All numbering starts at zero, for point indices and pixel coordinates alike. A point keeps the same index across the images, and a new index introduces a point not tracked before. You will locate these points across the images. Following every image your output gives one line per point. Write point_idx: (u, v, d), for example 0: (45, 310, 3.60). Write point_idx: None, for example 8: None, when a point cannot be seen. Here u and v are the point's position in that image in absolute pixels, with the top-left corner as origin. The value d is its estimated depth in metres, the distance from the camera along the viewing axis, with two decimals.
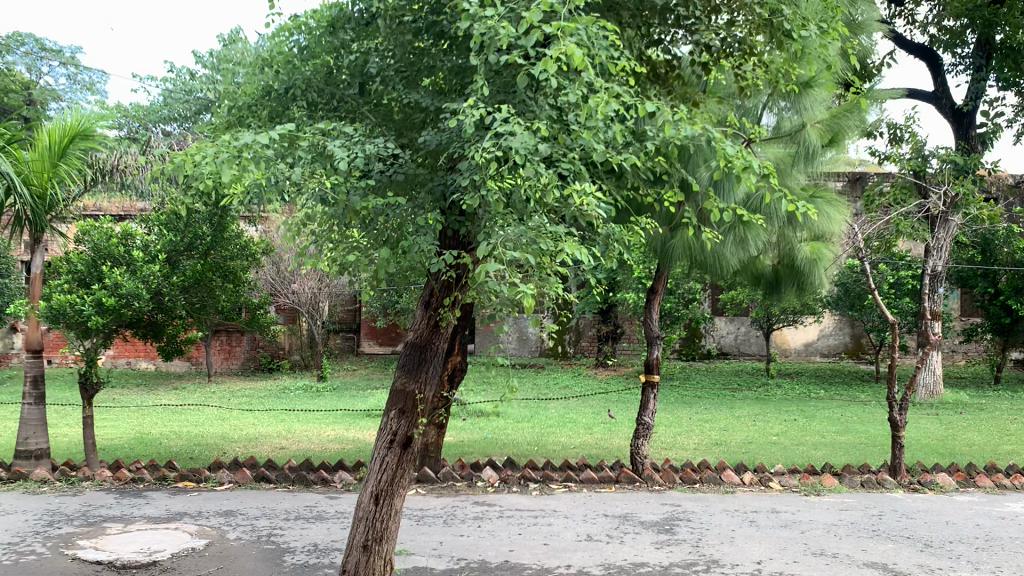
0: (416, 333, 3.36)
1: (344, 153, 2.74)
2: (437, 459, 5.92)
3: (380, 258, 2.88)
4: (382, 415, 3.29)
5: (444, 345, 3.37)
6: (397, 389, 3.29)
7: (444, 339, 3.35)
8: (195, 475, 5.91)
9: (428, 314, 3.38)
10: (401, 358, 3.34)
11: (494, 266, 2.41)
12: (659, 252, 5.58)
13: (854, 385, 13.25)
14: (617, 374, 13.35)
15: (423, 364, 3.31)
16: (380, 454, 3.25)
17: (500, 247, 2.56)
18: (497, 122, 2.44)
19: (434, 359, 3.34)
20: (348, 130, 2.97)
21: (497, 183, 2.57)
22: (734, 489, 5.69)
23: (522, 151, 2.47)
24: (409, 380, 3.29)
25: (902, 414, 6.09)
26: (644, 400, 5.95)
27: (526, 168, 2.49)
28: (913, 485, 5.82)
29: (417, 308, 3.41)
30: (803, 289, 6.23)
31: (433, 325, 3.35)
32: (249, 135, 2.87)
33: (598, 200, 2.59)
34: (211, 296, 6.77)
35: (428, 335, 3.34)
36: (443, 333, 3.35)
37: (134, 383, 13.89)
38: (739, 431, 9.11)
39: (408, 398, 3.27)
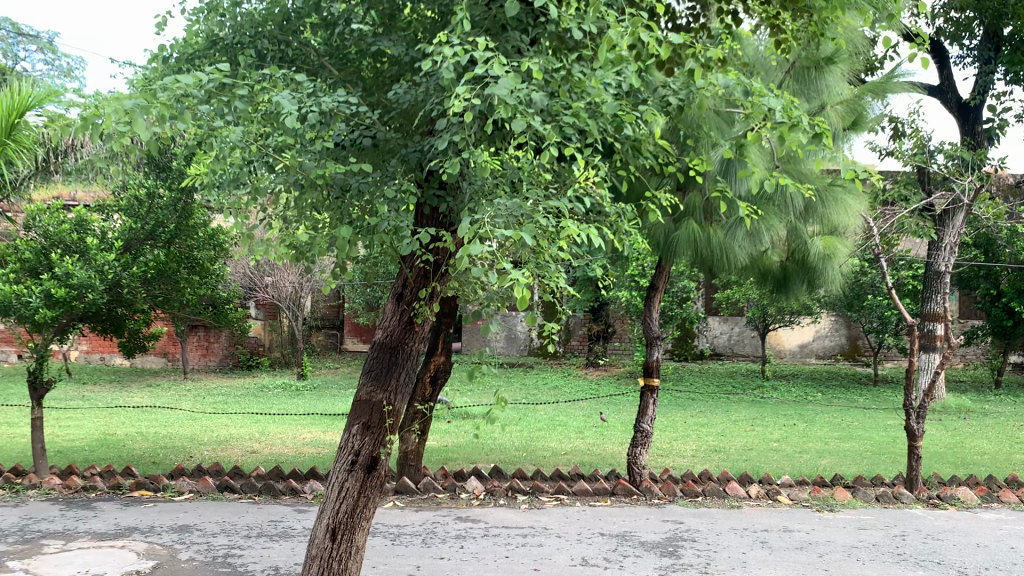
0: (386, 332, 2.88)
1: (293, 106, 2.27)
2: (417, 468, 5.43)
3: (341, 239, 2.42)
4: (344, 430, 2.82)
5: (420, 346, 2.90)
6: (361, 399, 2.81)
7: (419, 340, 2.88)
8: (152, 484, 5.40)
9: (401, 310, 2.89)
10: (368, 362, 2.87)
11: (478, 247, 1.93)
12: (661, 244, 5.10)
13: (852, 388, 12.83)
14: (608, 375, 12.91)
15: (394, 368, 2.84)
16: (340, 479, 2.78)
17: (485, 226, 2.08)
18: (480, 62, 1.97)
19: (408, 363, 2.87)
20: (300, 80, 2.50)
21: (482, 140, 2.10)
22: (741, 503, 5.24)
23: (512, 101, 1.99)
24: (376, 389, 2.81)
25: (920, 422, 5.65)
26: (642, 405, 5.49)
27: (516, 123, 2.01)
28: (932, 500, 5.37)
29: (388, 303, 2.93)
30: (815, 286, 5.76)
31: (407, 322, 2.87)
32: (178, 81, 2.40)
33: (602, 158, 2.13)
34: (177, 289, 6.26)
35: (400, 334, 2.87)
36: (418, 332, 2.88)
37: (107, 380, 13.36)
38: (737, 436, 8.68)
39: (375, 410, 2.80)
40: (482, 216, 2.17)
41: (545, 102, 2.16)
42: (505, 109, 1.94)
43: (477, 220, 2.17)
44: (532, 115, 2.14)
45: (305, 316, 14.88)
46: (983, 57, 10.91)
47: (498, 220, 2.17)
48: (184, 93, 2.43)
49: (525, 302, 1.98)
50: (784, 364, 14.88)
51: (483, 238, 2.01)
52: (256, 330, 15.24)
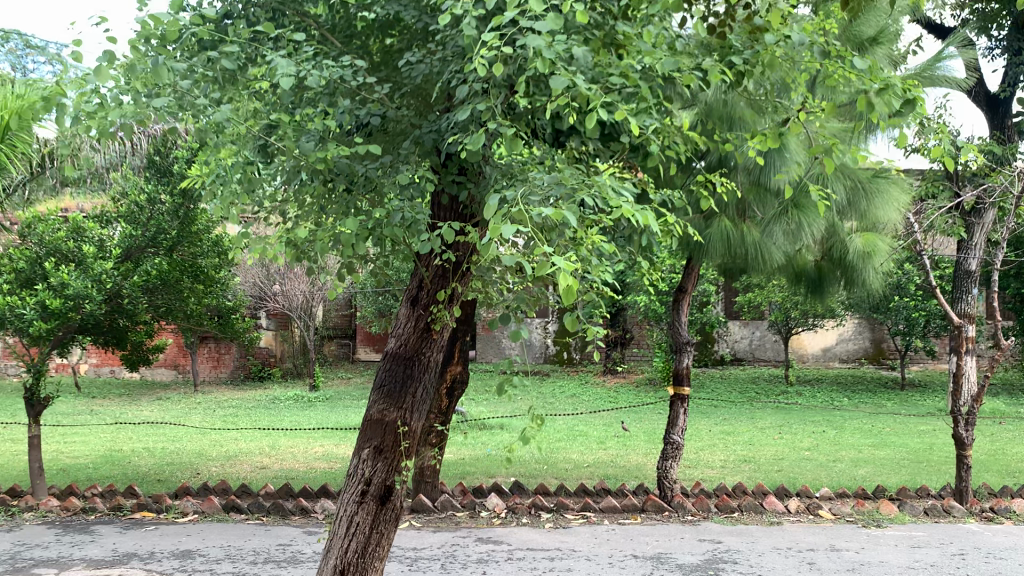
0: (399, 340, 2.58)
1: (291, 69, 2.02)
2: (434, 484, 5.12)
3: (348, 229, 2.16)
4: (352, 455, 2.54)
5: (438, 357, 2.60)
6: (373, 419, 2.53)
7: (437, 349, 2.58)
8: (155, 504, 5.12)
9: (416, 316, 2.59)
10: (379, 375, 2.57)
11: (511, 226, 1.64)
12: (691, 245, 4.78)
13: (879, 393, 12.44)
14: (627, 382, 12.58)
15: (409, 384, 2.54)
16: (349, 511, 2.50)
17: (519, 206, 1.80)
18: (511, 7, 1.70)
19: (425, 376, 2.58)
20: (300, 44, 2.24)
21: (515, 103, 1.84)
22: (780, 519, 4.90)
23: (549, 55, 1.74)
24: (389, 407, 2.53)
25: (968, 430, 5.29)
26: (672, 416, 5.17)
27: (554, 81, 1.77)
28: (985, 514, 5.01)
29: (402, 308, 2.62)
30: (852, 286, 5.42)
31: (425, 329, 2.57)
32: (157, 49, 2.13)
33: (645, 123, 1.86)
34: (181, 298, 5.98)
35: (416, 343, 2.56)
36: (436, 341, 2.58)
37: (115, 394, 13.13)
38: (766, 445, 8.35)
39: (389, 432, 2.51)
40: (514, 198, 1.92)
41: (586, 62, 1.93)
42: (543, 63, 1.70)
43: (509, 200, 1.90)
44: (571, 76, 1.88)
45: (316, 326, 14.62)
46: (1013, 48, 10.37)
47: (529, 199, 1.93)
48: (163, 61, 2.16)
49: (573, 287, 1.65)
50: (807, 368, 14.51)
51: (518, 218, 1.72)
52: (267, 341, 15.00)
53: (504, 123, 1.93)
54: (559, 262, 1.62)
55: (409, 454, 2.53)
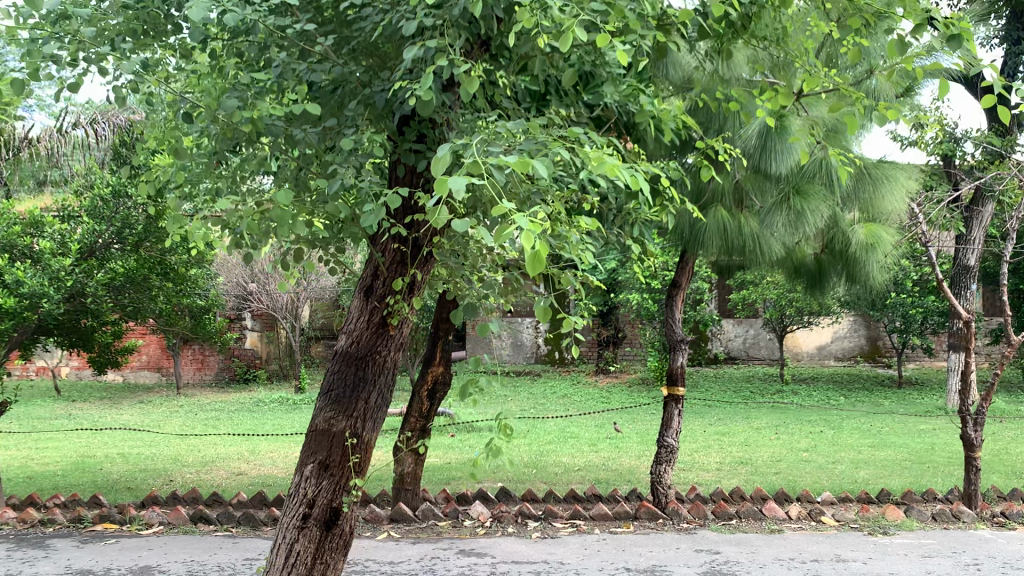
0: (353, 339, 2.48)
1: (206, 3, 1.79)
2: (415, 492, 4.84)
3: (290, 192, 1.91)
4: (295, 472, 2.44)
5: (394, 356, 2.50)
6: (319, 429, 2.42)
7: (393, 347, 2.48)
8: (117, 515, 4.81)
9: (370, 309, 2.50)
10: (330, 377, 2.47)
11: (466, 183, 1.35)
12: (686, 237, 4.48)
13: (876, 391, 12.20)
14: (619, 382, 12.33)
15: (361, 387, 2.44)
16: (290, 538, 2.38)
17: (483, 161, 1.58)
18: None
19: (379, 377, 2.47)
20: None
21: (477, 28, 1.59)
22: (781, 526, 4.63)
23: None
24: (336, 417, 2.43)
25: (977, 431, 5.00)
26: (665, 417, 4.90)
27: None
28: (996, 519, 4.75)
29: (355, 300, 2.52)
30: (853, 281, 5.15)
31: (380, 324, 2.48)
32: None
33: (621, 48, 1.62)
34: (150, 295, 5.68)
35: (370, 341, 2.47)
36: (392, 339, 2.48)
37: (97, 397, 12.84)
38: (762, 446, 8.08)
39: (336, 441, 2.41)
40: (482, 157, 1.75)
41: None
42: None
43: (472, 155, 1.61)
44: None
45: (302, 327, 14.31)
46: (1012, 37, 10.03)
47: (494, 151, 1.73)
48: None
49: (545, 257, 1.37)
50: (802, 366, 14.28)
51: (481, 169, 1.48)
52: (252, 342, 14.69)
53: (470, 65, 1.75)
54: (525, 222, 1.35)
55: (357, 467, 2.42)
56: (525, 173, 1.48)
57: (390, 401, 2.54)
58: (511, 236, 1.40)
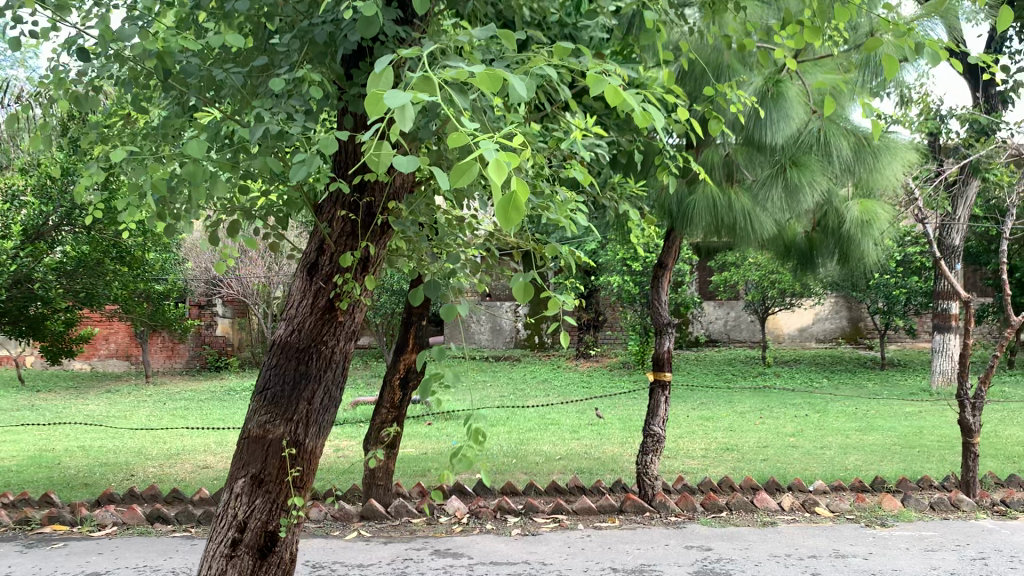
0: (295, 327, 2.30)
1: None
2: (387, 488, 4.55)
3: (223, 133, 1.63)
4: (226, 489, 2.27)
5: (340, 345, 2.33)
6: (254, 435, 2.24)
7: (339, 336, 2.31)
8: (68, 515, 4.49)
9: (314, 291, 2.31)
10: (268, 372, 2.29)
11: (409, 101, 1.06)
12: (674, 214, 4.22)
13: (859, 373, 12.05)
14: (600, 367, 12.11)
15: (303, 385, 2.27)
16: (219, 565, 2.21)
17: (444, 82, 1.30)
18: None
19: (325, 371, 2.30)
20: None
21: None
22: (774, 518, 4.40)
23: None
24: (271, 422, 2.26)
25: (976, 415, 4.76)
26: (651, 405, 4.65)
27: None
28: (996, 507, 4.54)
29: (298, 280, 2.34)
30: (846, 261, 4.91)
31: (326, 310, 2.30)
32: None
33: None
34: (103, 281, 5.33)
35: (313, 329, 2.29)
36: (339, 327, 2.31)
37: (63, 386, 12.45)
38: (747, 431, 7.88)
39: (273, 448, 2.24)
40: (444, 93, 1.47)
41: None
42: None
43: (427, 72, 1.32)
44: None
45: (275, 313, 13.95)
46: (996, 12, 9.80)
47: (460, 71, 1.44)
48: None
49: (526, 201, 1.04)
50: (783, 349, 14.13)
51: (435, 86, 1.17)
52: (224, 329, 14.34)
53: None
54: (492, 152, 1.04)
55: (296, 480, 2.27)
56: (496, 92, 1.18)
57: (338, 398, 2.38)
58: (475, 174, 1.07)
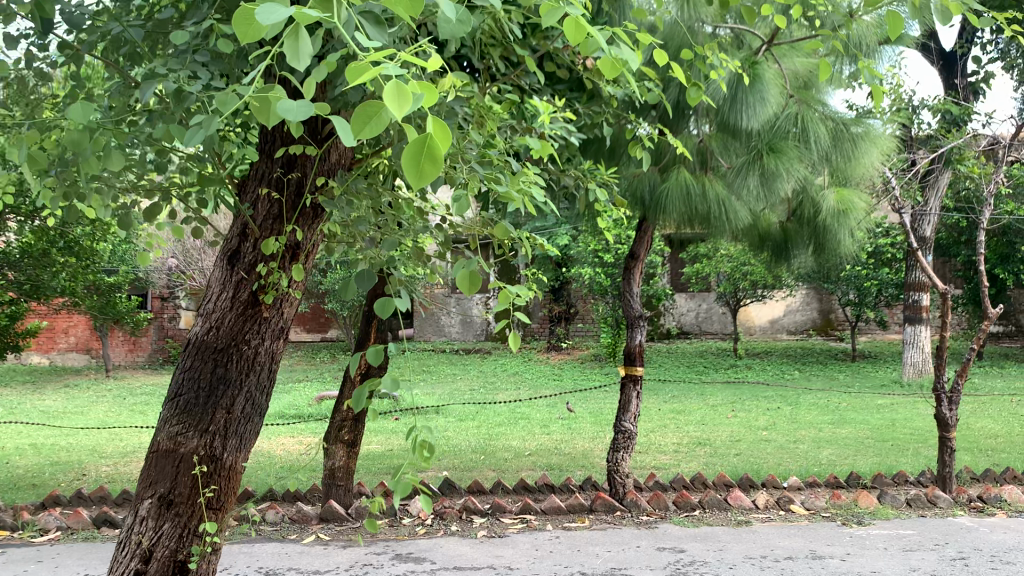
0: (212, 325, 2.13)
1: None
2: (348, 489, 4.35)
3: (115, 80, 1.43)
4: (132, 508, 2.09)
5: (261, 347, 2.15)
6: (163, 448, 2.07)
7: (260, 336, 2.14)
8: (9, 520, 4.24)
9: (234, 285, 2.15)
10: (180, 375, 2.12)
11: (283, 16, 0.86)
12: (646, 203, 4.06)
13: (830, 365, 12.01)
14: (572, 360, 11.96)
15: (221, 391, 2.09)
16: None
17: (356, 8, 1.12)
18: None
19: (244, 375, 2.13)
20: None
21: None
22: (748, 517, 4.26)
23: None
24: (182, 433, 2.08)
25: (953, 409, 4.66)
26: (622, 401, 4.49)
27: None
28: (974, 504, 4.44)
29: (218, 272, 2.17)
30: (822, 251, 4.79)
31: (249, 305, 2.13)
32: None
33: None
34: (50, 273, 5.05)
35: (231, 327, 2.12)
36: (260, 326, 2.14)
37: (19, 381, 12.06)
38: (720, 424, 7.76)
39: (185, 461, 2.07)
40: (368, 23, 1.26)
41: None
42: None
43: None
44: None
45: None
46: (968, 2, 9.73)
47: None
48: None
49: (445, 148, 0.83)
50: (755, 341, 14.08)
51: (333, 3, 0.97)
52: (187, 322, 13.99)
53: None
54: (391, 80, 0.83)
55: (209, 501, 2.10)
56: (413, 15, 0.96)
57: (263, 406, 2.20)
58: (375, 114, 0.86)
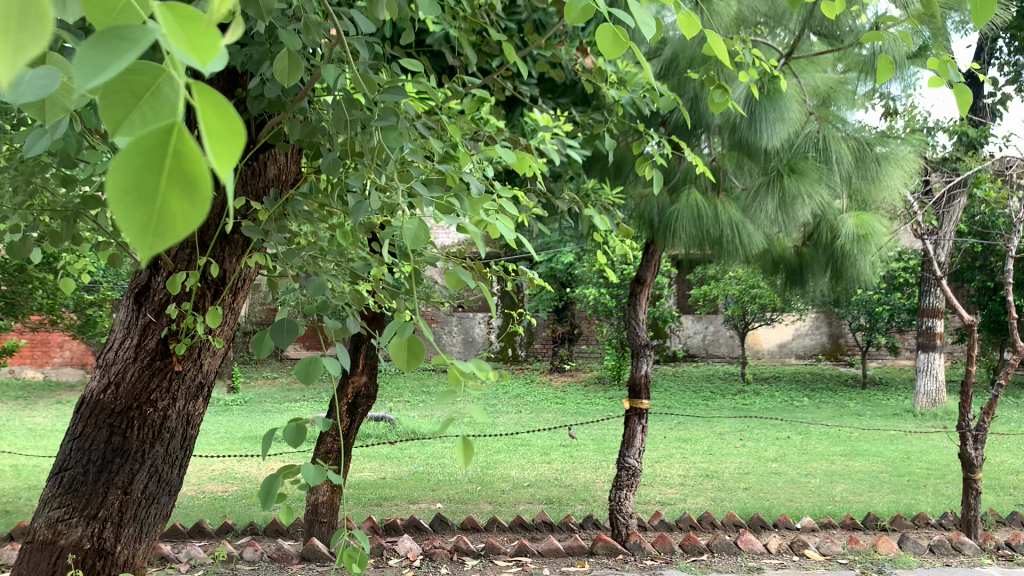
0: (119, 378, 2.13)
1: None
2: (331, 525, 4.06)
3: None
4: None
5: (165, 407, 2.14)
6: (56, 513, 2.07)
7: (165, 396, 2.14)
8: None
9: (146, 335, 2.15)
10: (80, 432, 2.11)
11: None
12: (653, 225, 3.81)
13: (840, 392, 11.69)
14: (575, 382, 11.68)
15: (115, 466, 2.09)
16: None
17: None
18: None
19: (147, 436, 2.12)
20: None
21: None
22: (759, 562, 3.97)
23: None
24: (75, 503, 2.07)
25: (978, 449, 4.37)
26: (626, 435, 4.21)
27: None
28: (1001, 551, 4.14)
29: (128, 318, 2.18)
30: (840, 278, 4.52)
31: (158, 354, 2.12)
32: None
33: None
34: (27, 289, 4.81)
35: (137, 383, 2.12)
36: (167, 382, 2.14)
37: (11, 397, 11.79)
38: (727, 454, 7.47)
39: (62, 557, 2.05)
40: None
41: None
42: None
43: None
44: None
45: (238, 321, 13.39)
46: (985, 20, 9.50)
47: None
48: None
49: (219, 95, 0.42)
50: (762, 365, 13.78)
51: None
52: None
53: None
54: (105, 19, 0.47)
55: None
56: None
57: (169, 480, 2.19)
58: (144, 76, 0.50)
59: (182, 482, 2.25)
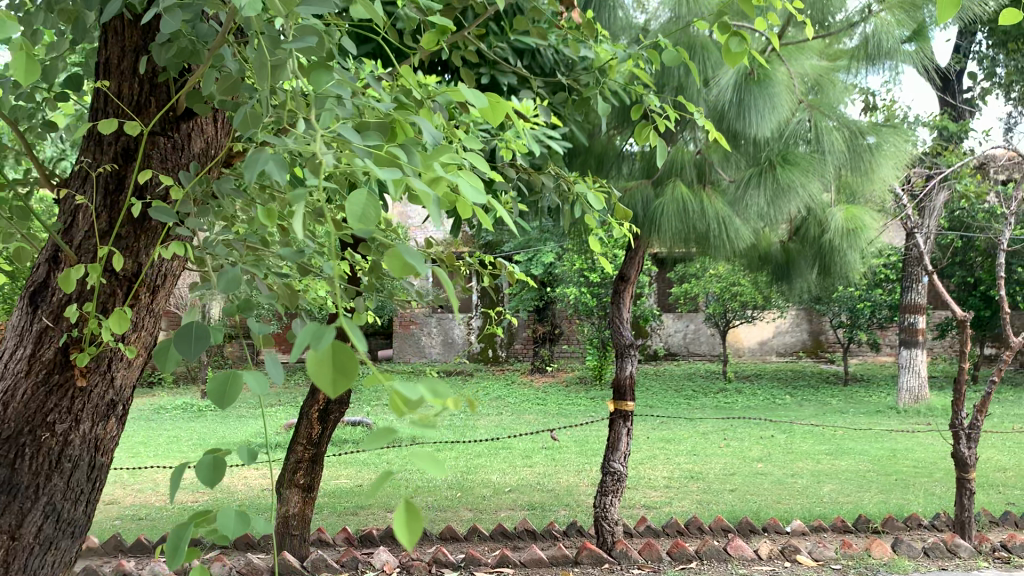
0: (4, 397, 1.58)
1: None
2: (303, 536, 3.85)
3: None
4: None
5: (65, 433, 1.61)
6: None
7: (66, 419, 1.60)
8: None
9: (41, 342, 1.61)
10: None
11: None
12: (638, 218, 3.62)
13: (822, 389, 11.61)
14: (556, 383, 11.52)
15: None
16: None
17: None
18: None
19: (42, 470, 1.59)
20: None
21: None
22: (750, 569, 3.82)
23: None
24: None
25: (971, 448, 4.25)
26: (611, 438, 4.03)
27: None
28: (997, 553, 4.02)
29: (18, 320, 1.64)
30: (828, 273, 4.39)
31: (56, 366, 1.59)
32: None
33: None
34: None
35: (28, 404, 1.58)
36: (68, 401, 1.61)
37: None
38: (712, 455, 7.34)
39: None
40: None
41: None
42: None
43: None
44: None
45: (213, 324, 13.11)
46: None
47: None
48: None
49: None
50: (743, 363, 13.70)
51: None
52: None
53: None
54: None
55: None
56: None
57: (71, 520, 1.66)
58: None
59: (89, 522, 1.72)
